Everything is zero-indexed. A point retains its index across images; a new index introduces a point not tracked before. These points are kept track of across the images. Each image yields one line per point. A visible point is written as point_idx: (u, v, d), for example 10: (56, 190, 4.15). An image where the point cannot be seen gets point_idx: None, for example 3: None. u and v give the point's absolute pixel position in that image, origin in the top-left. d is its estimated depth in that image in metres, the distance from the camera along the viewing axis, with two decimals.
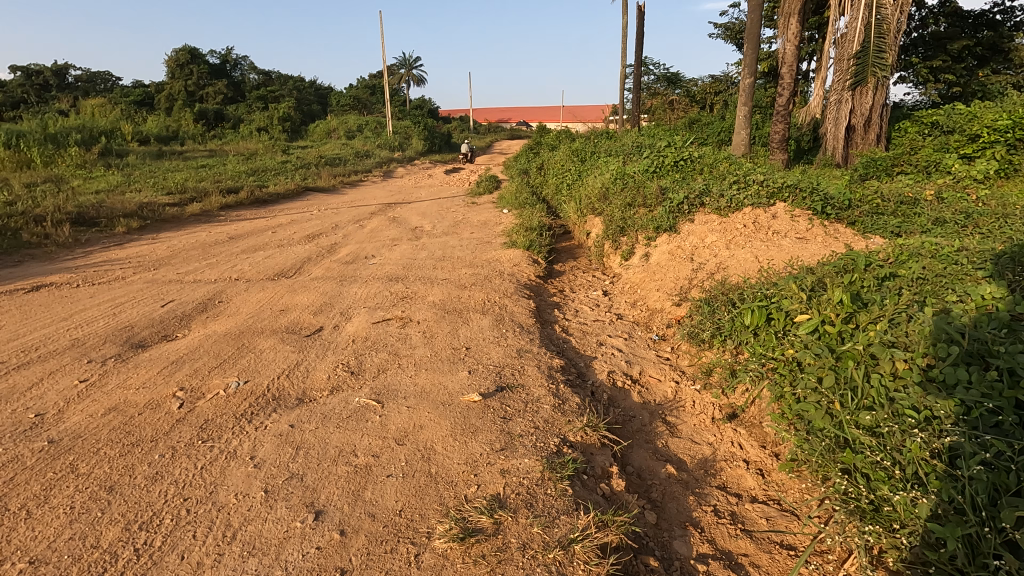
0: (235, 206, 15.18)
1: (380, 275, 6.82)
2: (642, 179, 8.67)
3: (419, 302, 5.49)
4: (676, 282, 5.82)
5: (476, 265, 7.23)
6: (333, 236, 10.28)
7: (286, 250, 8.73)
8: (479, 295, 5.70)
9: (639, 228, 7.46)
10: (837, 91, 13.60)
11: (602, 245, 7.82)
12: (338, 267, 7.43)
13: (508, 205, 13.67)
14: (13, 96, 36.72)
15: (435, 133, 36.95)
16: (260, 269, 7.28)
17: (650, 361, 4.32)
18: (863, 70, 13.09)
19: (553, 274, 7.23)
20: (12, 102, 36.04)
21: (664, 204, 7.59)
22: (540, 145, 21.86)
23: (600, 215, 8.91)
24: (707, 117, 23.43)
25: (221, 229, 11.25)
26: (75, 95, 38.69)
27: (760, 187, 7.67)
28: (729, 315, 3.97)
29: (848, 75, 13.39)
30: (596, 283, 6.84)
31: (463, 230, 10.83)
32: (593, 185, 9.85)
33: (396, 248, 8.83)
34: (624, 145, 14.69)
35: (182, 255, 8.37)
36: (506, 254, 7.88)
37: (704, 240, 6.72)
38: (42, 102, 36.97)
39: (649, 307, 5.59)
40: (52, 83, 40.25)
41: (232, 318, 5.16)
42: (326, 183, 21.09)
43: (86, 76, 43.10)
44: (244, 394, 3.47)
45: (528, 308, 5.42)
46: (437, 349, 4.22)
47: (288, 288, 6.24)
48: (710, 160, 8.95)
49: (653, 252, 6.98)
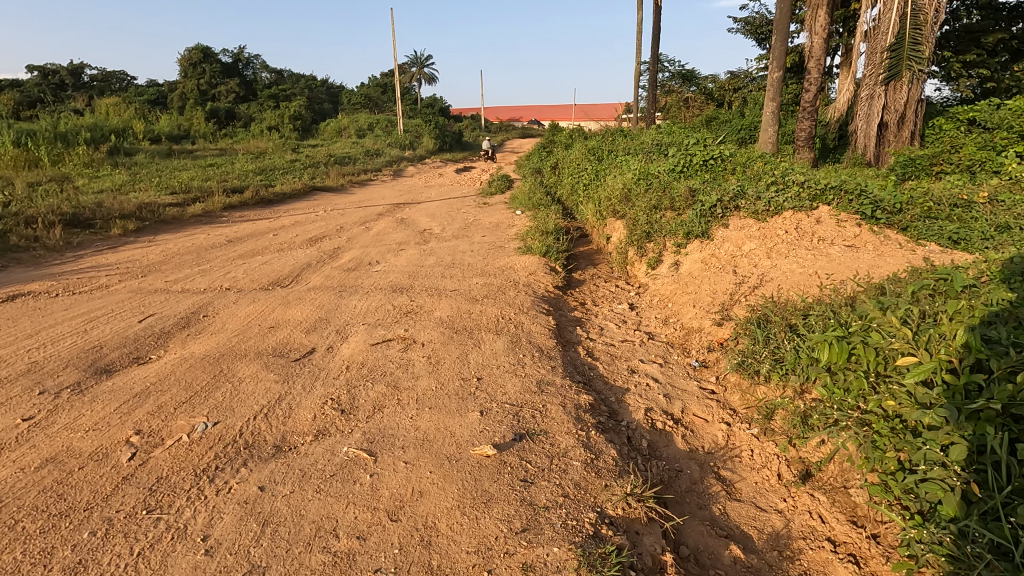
0: (240, 206, 14.72)
1: (383, 285, 6.23)
2: (668, 180, 8.02)
3: (425, 319, 4.90)
4: (714, 297, 5.17)
5: (488, 274, 6.63)
6: (337, 238, 9.73)
7: (285, 255, 8.20)
8: (492, 309, 5.09)
9: (666, 233, 6.82)
10: (869, 85, 12.74)
11: (625, 251, 7.18)
12: (339, 275, 6.87)
13: (521, 206, 13.05)
14: (29, 95, 36.89)
15: (447, 131, 36.40)
16: (255, 277, 6.73)
17: (693, 396, 3.68)
18: (897, 63, 11.91)
19: (572, 284, 6.61)
20: (28, 101, 36.21)
21: (694, 206, 6.94)
22: (554, 143, 21.20)
23: (622, 218, 8.28)
24: (728, 114, 22.57)
25: (222, 231, 10.76)
26: (90, 94, 38.73)
27: (801, 188, 6.99)
28: (793, 345, 3.31)
29: (881, 70, 12.34)
30: (620, 295, 6.22)
31: (474, 233, 10.24)
32: (613, 186, 9.21)
33: (403, 253, 8.26)
34: (643, 143, 13.99)
35: (174, 260, 7.86)
36: (521, 260, 7.27)
37: (742, 247, 6.06)
38: (57, 102, 37.09)
39: (684, 324, 4.94)
40: (68, 83, 40.41)
41: (214, 337, 4.59)
42: (335, 182, 20.61)
43: (102, 76, 43.27)
44: (209, 442, 2.88)
45: (547, 326, 4.80)
46: (443, 380, 3.61)
47: (282, 300, 5.68)
48: (742, 158, 8.26)
49: (684, 259, 6.34)
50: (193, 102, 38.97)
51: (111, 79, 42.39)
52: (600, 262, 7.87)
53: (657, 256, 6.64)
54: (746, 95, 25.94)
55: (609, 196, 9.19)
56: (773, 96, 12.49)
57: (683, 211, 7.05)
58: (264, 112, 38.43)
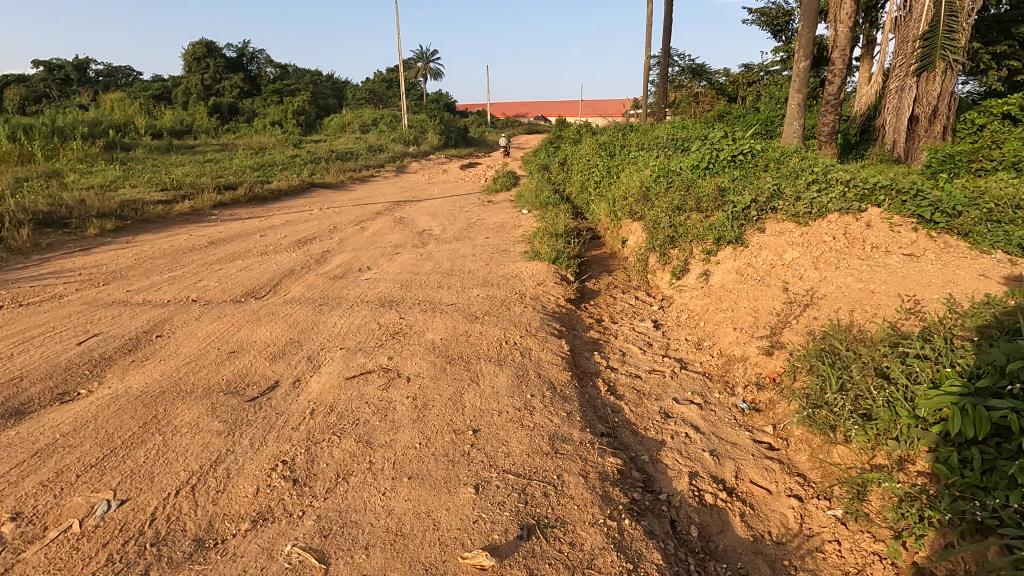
0: (232, 205, 14.00)
1: (371, 297, 5.47)
2: (692, 178, 7.22)
3: (414, 343, 4.13)
4: (757, 318, 4.38)
5: (490, 284, 5.86)
6: (328, 240, 8.98)
7: (268, 260, 7.47)
8: (494, 331, 4.31)
9: (693, 238, 6.02)
10: (900, 76, 11.67)
11: (646, 257, 6.38)
12: (324, 284, 6.11)
13: (528, 205, 12.27)
14: (32, 91, 36.40)
15: (451, 126, 35.61)
16: (228, 286, 5.98)
17: (747, 455, 2.91)
18: (930, 53, 10.91)
19: (586, 296, 5.83)
20: (30, 96, 35.71)
21: (724, 208, 6.13)
22: (561, 138, 20.37)
23: (640, 220, 7.48)
24: (742, 108, 21.64)
25: (207, 231, 10.04)
26: (93, 89, 38.19)
27: (846, 188, 6.17)
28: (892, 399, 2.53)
29: (913, 59, 11.33)
30: (642, 310, 5.43)
31: (476, 235, 9.46)
32: (630, 184, 8.41)
33: (399, 258, 7.51)
34: (658, 138, 13.15)
35: (146, 264, 7.15)
36: (528, 267, 6.49)
37: (782, 256, 5.26)
38: (59, 96, 36.57)
39: (723, 350, 4.16)
40: (73, 78, 39.92)
41: (161, 365, 3.84)
42: (335, 178, 19.89)
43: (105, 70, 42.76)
44: (107, 534, 2.13)
45: (559, 352, 4.03)
46: (430, 434, 2.85)
47: (253, 315, 4.92)
48: (773, 152, 7.43)
49: (716, 269, 5.54)
50: (196, 98, 38.37)
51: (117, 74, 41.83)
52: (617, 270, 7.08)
53: (684, 264, 5.85)
54: (760, 88, 24.99)
55: (625, 195, 8.41)
56: (798, 88, 11.58)
57: (711, 212, 6.24)
58: (267, 108, 37.81)
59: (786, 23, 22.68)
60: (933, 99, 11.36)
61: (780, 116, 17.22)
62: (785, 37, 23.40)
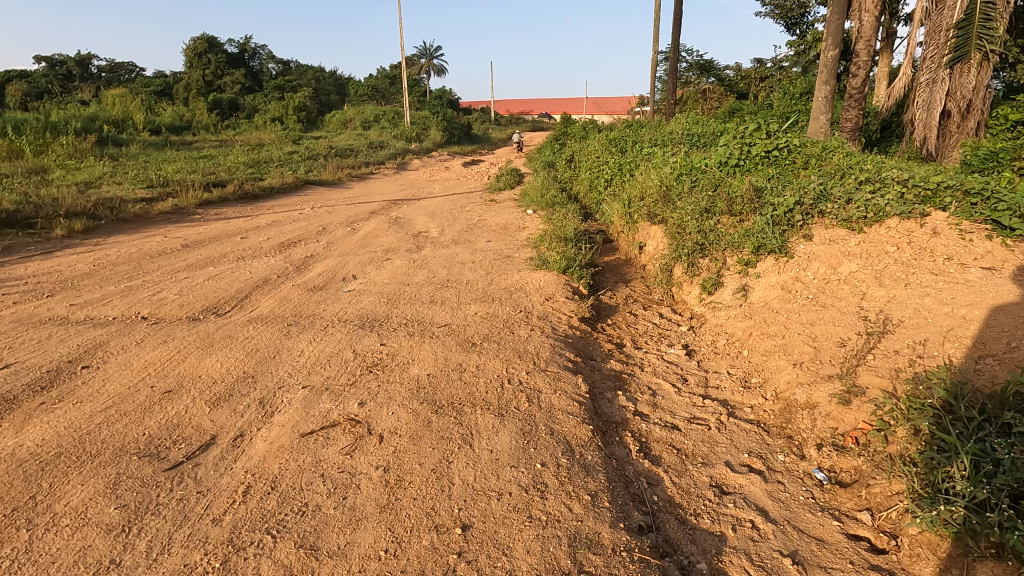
0: (220, 203, 13.23)
1: (351, 315, 4.66)
2: (720, 176, 6.39)
3: (394, 381, 3.31)
4: (818, 349, 3.55)
5: (491, 299, 5.05)
6: (313, 243, 8.19)
7: (243, 266, 6.67)
8: (495, 365, 3.50)
9: (726, 247, 5.18)
10: (930, 68, 10.00)
11: (670, 266, 5.56)
12: (300, 297, 5.31)
13: (534, 205, 11.46)
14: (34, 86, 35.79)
15: (455, 122, 34.77)
16: (188, 299, 5.19)
17: (844, 565, 2.09)
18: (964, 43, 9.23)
19: (602, 313, 5.02)
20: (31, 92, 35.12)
21: (761, 212, 5.30)
22: (567, 134, 19.51)
23: (659, 223, 6.65)
24: (755, 104, 20.72)
25: (185, 232, 9.26)
26: (93, 83, 37.57)
27: (903, 189, 5.01)
28: None
29: (944, 51, 9.65)
30: (669, 332, 4.62)
31: (477, 237, 8.66)
32: (647, 182, 7.58)
33: (390, 264, 6.72)
34: (673, 133, 12.31)
35: (104, 271, 6.36)
36: (535, 277, 5.68)
37: (838, 270, 4.43)
38: (59, 91, 35.95)
39: (780, 391, 3.34)
40: (75, 73, 39.13)
41: (73, 410, 3.05)
42: (332, 176, 19.13)
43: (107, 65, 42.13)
44: None
45: (575, 395, 3.21)
46: (402, 534, 2.04)
47: (205, 338, 4.11)
48: (811, 144, 6.55)
49: (756, 284, 4.72)
50: (197, 93, 37.69)
51: (120, 70, 41.18)
52: (634, 280, 6.26)
53: (717, 276, 5.03)
54: (774, 84, 24.01)
55: (641, 196, 7.60)
56: (825, 79, 10.70)
57: (748, 217, 5.41)
58: (267, 103, 37.04)
59: (802, 17, 21.72)
60: (967, 93, 9.60)
61: (798, 110, 16.24)
62: (801, 31, 22.43)
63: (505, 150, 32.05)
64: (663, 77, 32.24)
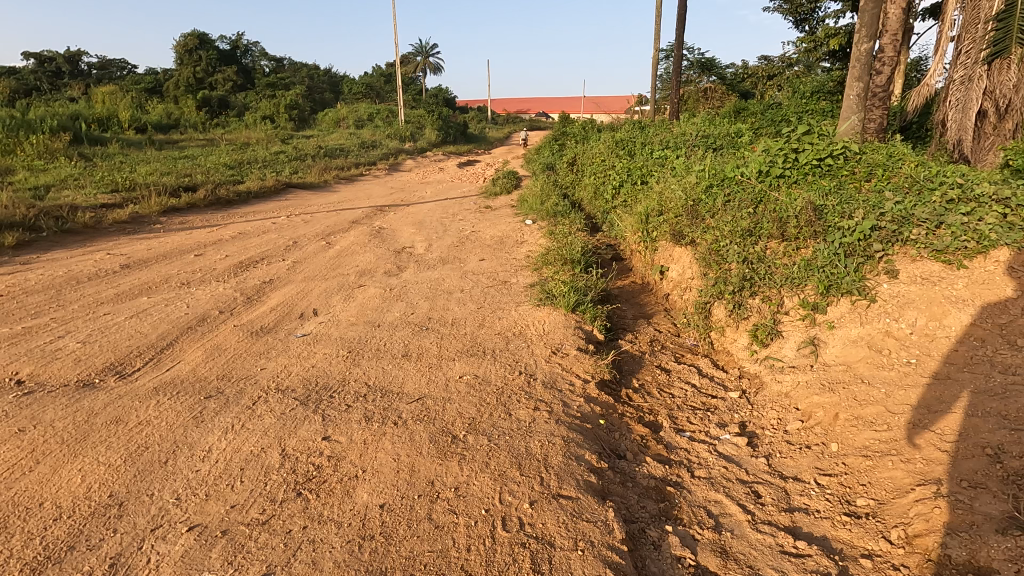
0: (188, 210, 12.02)
1: (296, 379, 3.52)
2: (761, 191, 5.26)
3: (330, 520, 2.18)
4: (956, 462, 2.44)
5: (481, 352, 3.93)
6: (278, 263, 7.04)
7: (183, 296, 5.52)
8: (482, 483, 2.38)
9: (783, 283, 4.05)
10: (966, 63, 7.39)
11: (707, 305, 4.45)
12: (239, 346, 4.17)
13: (533, 214, 10.34)
14: (25, 84, 34.67)
15: (450, 121, 33.59)
16: (91, 350, 4.03)
17: None
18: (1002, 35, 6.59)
19: (624, 370, 3.90)
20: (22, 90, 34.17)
21: (824, 239, 4.19)
22: (567, 134, 18.38)
23: (687, 245, 5.53)
24: (764, 103, 19.61)
25: (134, 247, 8.08)
26: (79, 80, 36.26)
27: (1008, 208, 3.81)
28: None
29: (982, 44, 7.05)
30: (718, 404, 3.51)
31: (469, 255, 7.54)
32: (667, 194, 6.46)
33: (363, 293, 5.59)
34: (685, 134, 11.20)
35: (9, 304, 5.20)
36: (538, 317, 4.56)
37: (943, 324, 3.32)
38: (47, 87, 34.75)
39: (912, 532, 2.22)
40: (66, 70, 37.62)
41: None
42: (318, 178, 17.93)
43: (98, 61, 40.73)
44: None
45: (603, 550, 2.09)
46: None
47: (82, 422, 2.97)
48: (869, 148, 5.42)
49: (829, 338, 3.61)
50: (185, 89, 36.39)
51: (110, 66, 39.77)
52: (659, 319, 5.15)
53: (772, 323, 3.92)
54: (783, 82, 22.87)
55: (660, 210, 6.48)
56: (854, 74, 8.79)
57: (806, 245, 4.29)
58: (257, 101, 35.79)
59: (811, 12, 20.59)
60: (1007, 93, 6.89)
61: (816, 108, 15.00)
62: (810, 27, 21.30)
63: (501, 150, 30.95)
64: (665, 76, 31.11)
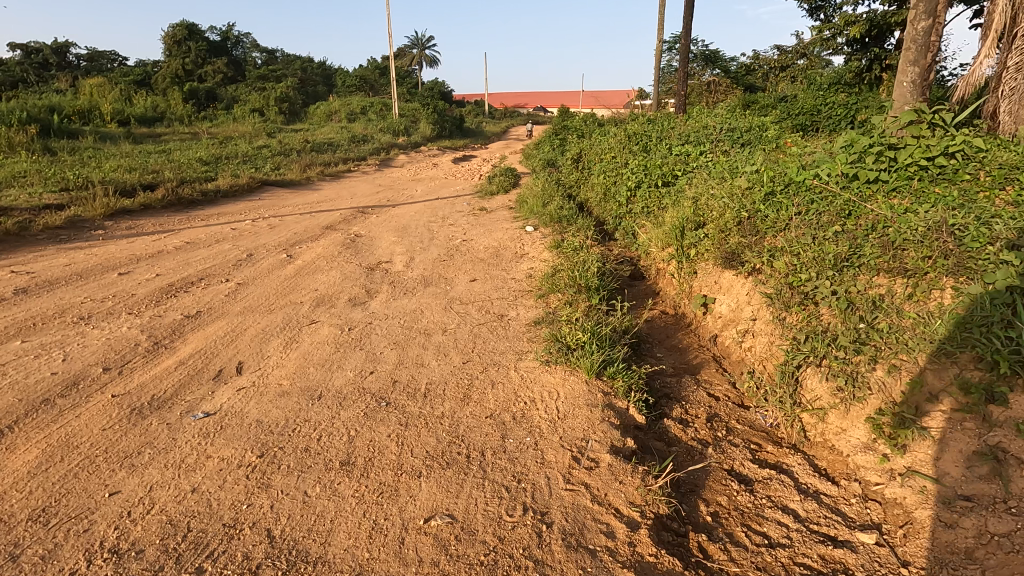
0: (143, 213, 10.55)
1: (155, 522, 2.14)
2: (848, 201, 3.88)
3: None
4: None
5: (463, 457, 2.56)
6: (218, 285, 5.65)
7: (67, 340, 4.10)
8: None
9: (916, 346, 2.69)
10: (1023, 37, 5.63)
11: (793, 374, 3.12)
12: (99, 438, 2.77)
13: (533, 218, 8.98)
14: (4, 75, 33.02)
15: (445, 115, 32.12)
16: None
17: None
18: None
19: (686, 486, 2.56)
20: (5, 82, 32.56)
21: (976, 281, 2.79)
22: (568, 128, 17.00)
23: (744, 273, 4.18)
24: (777, 94, 18.23)
25: (49, 261, 6.63)
26: (62, 69, 34.65)
27: None
28: None
29: None
30: (848, 562, 2.17)
31: (457, 274, 6.18)
32: (708, 205, 5.10)
33: (311, 335, 4.20)
34: (707, 126, 9.81)
35: None
36: (549, 385, 3.20)
37: None
38: (32, 79, 33.15)
39: None
40: (54, 63, 34.73)
41: None
42: (299, 174, 16.51)
43: (92, 53, 38.70)
44: None
45: None
46: None
47: None
48: (991, 139, 3.96)
49: (1022, 452, 2.26)
50: (170, 80, 34.66)
51: (97, 57, 37.97)
52: (711, 377, 3.80)
53: (912, 414, 2.58)
54: (796, 75, 21.45)
55: (701, 223, 5.12)
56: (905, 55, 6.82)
57: (943, 287, 2.92)
58: (245, 93, 34.22)
59: None
60: None
61: (843, 99, 13.53)
62: (825, 14, 19.86)
63: (497, 145, 29.54)
64: (669, 68, 29.64)
